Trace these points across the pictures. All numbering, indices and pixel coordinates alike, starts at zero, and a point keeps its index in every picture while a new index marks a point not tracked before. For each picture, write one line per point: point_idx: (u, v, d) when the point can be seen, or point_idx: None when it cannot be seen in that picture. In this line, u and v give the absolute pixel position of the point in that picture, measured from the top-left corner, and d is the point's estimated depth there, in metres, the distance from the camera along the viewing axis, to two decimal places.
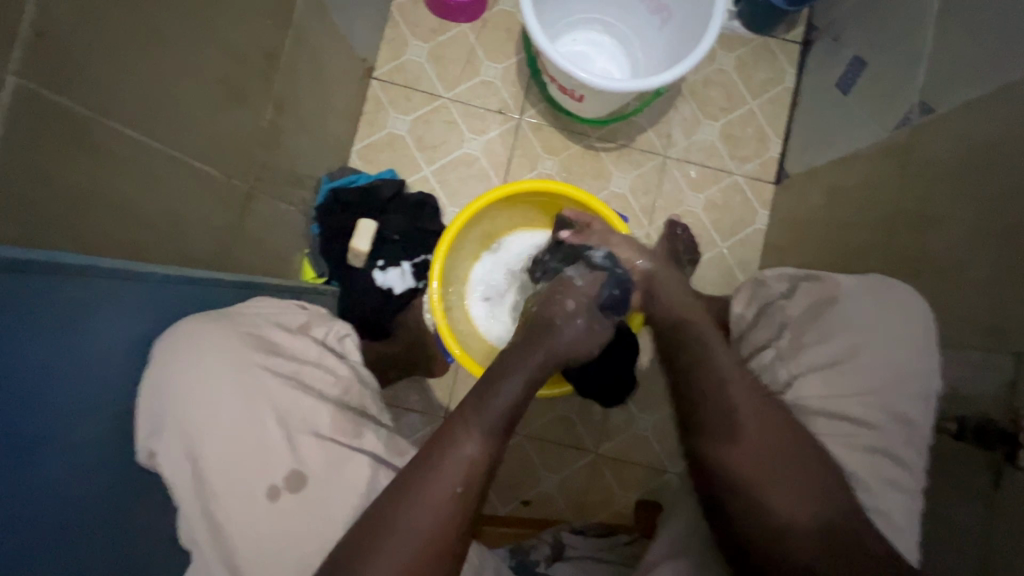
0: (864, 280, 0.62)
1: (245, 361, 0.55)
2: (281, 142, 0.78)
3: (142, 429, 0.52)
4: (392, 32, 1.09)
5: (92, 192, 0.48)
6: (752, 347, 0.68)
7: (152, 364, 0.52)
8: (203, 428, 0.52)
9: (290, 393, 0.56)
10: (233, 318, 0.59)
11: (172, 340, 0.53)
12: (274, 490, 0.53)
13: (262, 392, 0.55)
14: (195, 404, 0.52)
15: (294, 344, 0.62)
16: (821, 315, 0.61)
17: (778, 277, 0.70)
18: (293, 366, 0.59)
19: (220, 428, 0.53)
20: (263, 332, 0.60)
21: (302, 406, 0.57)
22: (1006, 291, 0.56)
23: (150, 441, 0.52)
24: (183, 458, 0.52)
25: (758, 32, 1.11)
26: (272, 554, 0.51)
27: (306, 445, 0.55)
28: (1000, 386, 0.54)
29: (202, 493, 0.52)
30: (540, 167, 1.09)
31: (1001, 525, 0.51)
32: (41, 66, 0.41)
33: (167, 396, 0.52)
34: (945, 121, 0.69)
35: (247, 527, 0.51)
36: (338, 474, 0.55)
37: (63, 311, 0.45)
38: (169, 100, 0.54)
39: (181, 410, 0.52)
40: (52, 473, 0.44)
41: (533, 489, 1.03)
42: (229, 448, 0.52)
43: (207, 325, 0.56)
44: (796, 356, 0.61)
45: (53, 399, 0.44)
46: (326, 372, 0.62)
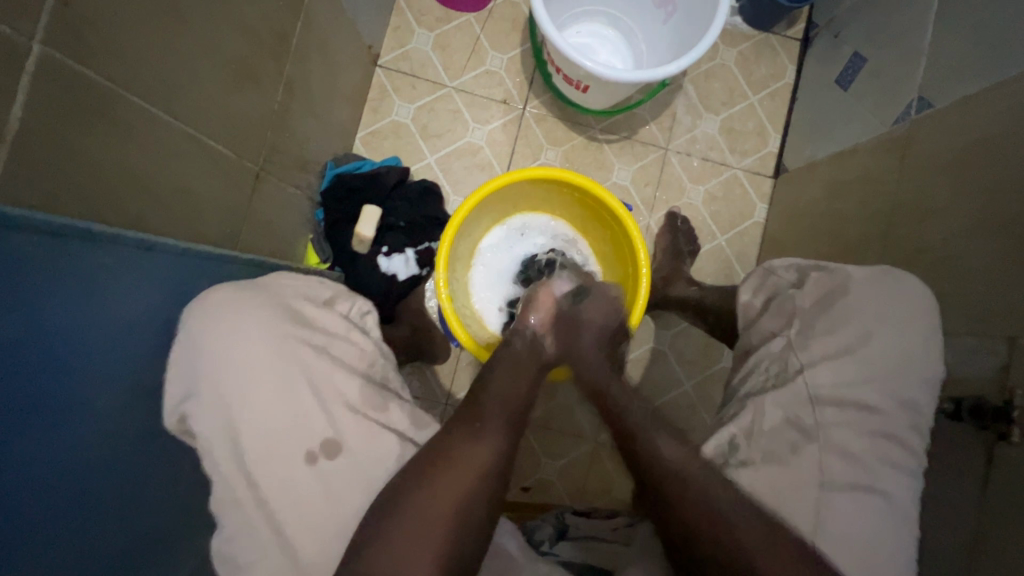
0: (871, 269, 0.64)
1: (279, 331, 0.57)
2: (290, 125, 0.78)
3: (172, 393, 0.53)
4: (398, 19, 1.09)
5: (111, 165, 0.48)
6: (759, 336, 0.68)
7: (190, 329, 0.54)
8: (239, 394, 0.54)
9: (322, 364, 0.57)
10: (265, 290, 0.60)
11: (211, 309, 0.55)
12: (312, 455, 0.54)
13: (295, 361, 0.56)
14: (232, 371, 0.54)
15: (321, 317, 0.62)
16: (831, 304, 0.63)
17: (788, 265, 0.71)
18: (322, 338, 0.60)
19: (256, 394, 0.54)
20: (293, 303, 0.61)
21: (333, 377, 0.58)
22: (999, 279, 0.58)
23: (182, 404, 0.53)
24: (218, 423, 0.53)
25: (760, 28, 1.13)
26: (303, 519, 0.53)
27: (337, 414, 0.56)
28: (993, 369, 0.56)
29: (237, 457, 0.53)
30: (543, 158, 1.10)
31: (993, 502, 0.53)
32: (66, 38, 0.41)
33: (203, 361, 0.53)
34: (942, 116, 0.71)
35: (287, 491, 0.53)
36: (370, 443, 0.57)
37: (82, 280, 0.46)
38: (187, 78, 0.54)
39: (219, 375, 0.53)
40: (71, 442, 0.45)
41: (533, 475, 1.05)
42: (263, 414, 0.54)
43: (239, 295, 0.57)
44: (806, 347, 0.62)
45: (74, 368, 0.45)
46: (352, 346, 0.63)
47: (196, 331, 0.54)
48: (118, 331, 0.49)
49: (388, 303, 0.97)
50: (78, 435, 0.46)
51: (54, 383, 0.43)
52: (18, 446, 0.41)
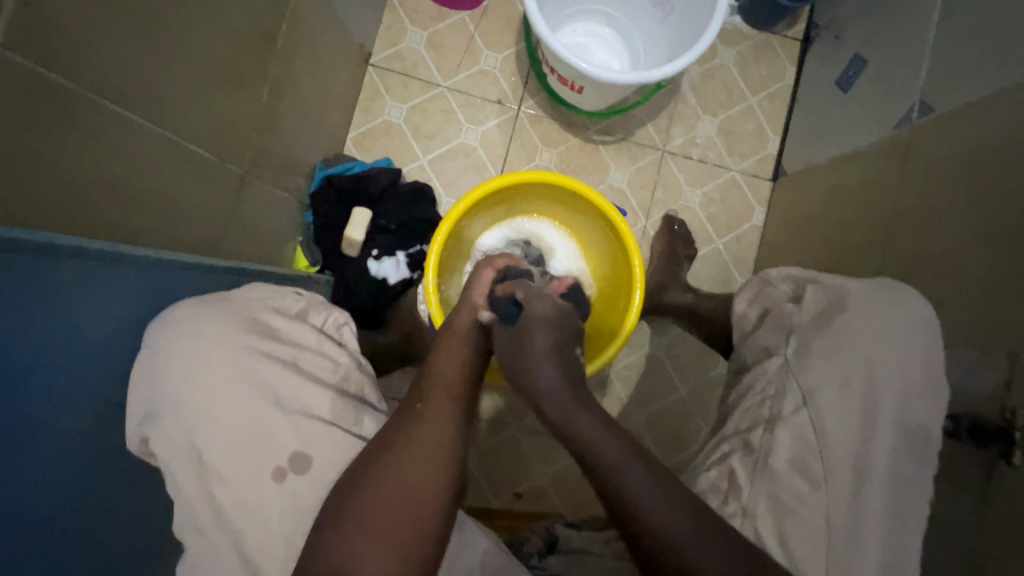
0: (873, 283, 0.62)
1: (246, 344, 0.55)
2: (276, 126, 0.76)
3: (133, 417, 0.51)
4: (390, 18, 1.07)
5: (82, 172, 0.46)
6: (756, 351, 0.67)
7: (148, 347, 0.52)
8: (203, 415, 0.52)
9: (291, 378, 0.56)
10: (233, 302, 0.59)
11: (173, 323, 0.53)
12: (280, 472, 0.53)
13: (261, 377, 0.54)
14: (197, 388, 0.52)
15: (292, 329, 0.61)
16: (829, 321, 0.61)
17: (784, 277, 0.70)
18: (291, 351, 0.58)
19: (223, 413, 0.52)
20: (261, 315, 0.59)
21: (303, 391, 0.56)
22: (1001, 291, 0.56)
23: (146, 429, 0.50)
24: (182, 444, 0.51)
25: (760, 28, 1.11)
26: (277, 539, 0.51)
27: (308, 428, 0.55)
28: (995, 385, 0.55)
29: (204, 478, 0.51)
30: (538, 159, 1.08)
31: (994, 521, 0.52)
32: (31, 40, 0.39)
33: (164, 382, 0.51)
34: (946, 121, 0.69)
35: (252, 513, 0.51)
36: (339, 459, 0.55)
37: (48, 293, 0.44)
38: (164, 80, 0.52)
39: (181, 393, 0.51)
40: (38, 461, 0.43)
41: (526, 483, 1.03)
42: (230, 434, 0.52)
43: (204, 308, 0.55)
44: (803, 366, 0.60)
45: (43, 384, 0.43)
46: (323, 358, 0.61)
47: (157, 350, 0.52)
48: (85, 344, 0.47)
49: (379, 308, 0.95)
50: (47, 454, 0.44)
51: (19, 401, 0.41)
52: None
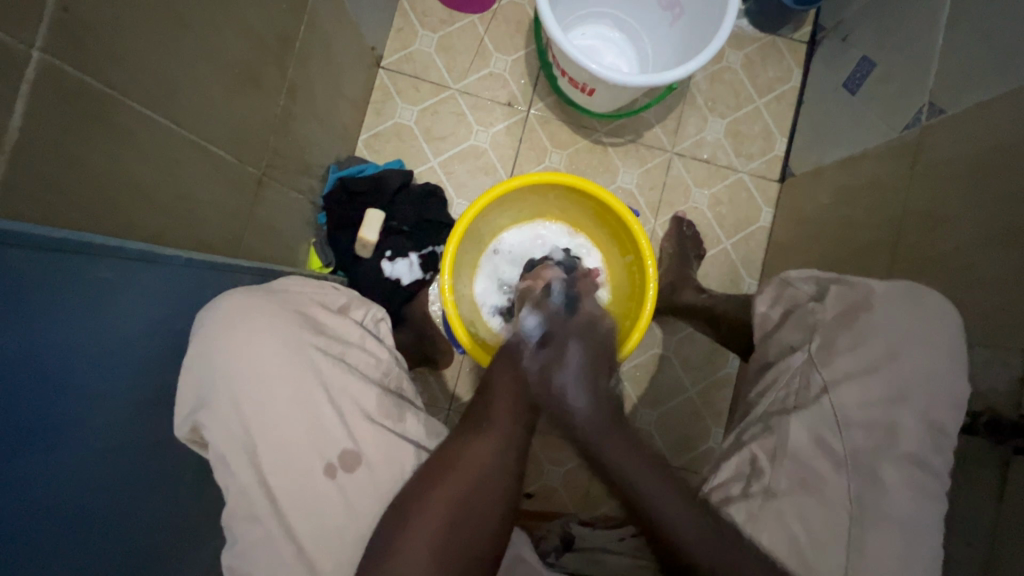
0: (900, 285, 0.61)
1: (296, 338, 0.56)
2: (292, 128, 0.77)
3: (187, 405, 0.52)
4: (401, 21, 1.08)
5: (113, 173, 0.47)
6: (778, 349, 0.68)
7: (199, 335, 0.53)
8: (259, 401, 0.53)
9: (339, 373, 0.57)
10: (281, 295, 0.59)
11: (221, 314, 0.54)
12: (331, 467, 0.53)
13: (312, 370, 0.55)
14: (252, 378, 0.53)
15: (337, 324, 0.62)
16: (855, 318, 0.60)
17: (806, 277, 0.70)
18: (338, 347, 0.59)
19: (275, 404, 0.53)
20: (309, 310, 0.60)
21: (350, 388, 0.57)
22: (1013, 289, 0.57)
23: (199, 414, 0.52)
24: (235, 430, 0.52)
25: (766, 31, 1.12)
26: (327, 532, 0.52)
27: (355, 424, 0.56)
28: (1010, 382, 0.55)
29: (254, 466, 0.52)
30: (547, 161, 1.09)
31: (1008, 515, 0.53)
32: (66, 45, 0.40)
33: (218, 371, 0.52)
34: (955, 122, 0.70)
35: (306, 503, 0.52)
36: (388, 455, 0.56)
37: (82, 291, 0.44)
38: (188, 83, 0.53)
39: (235, 380, 0.52)
40: (68, 457, 0.44)
41: (538, 482, 1.04)
42: (282, 425, 0.53)
43: (254, 300, 0.56)
44: (829, 362, 0.60)
45: (80, 383, 0.44)
46: (366, 354, 0.62)
47: (209, 340, 0.53)
48: (118, 342, 0.48)
49: (392, 307, 0.96)
50: (78, 450, 0.44)
51: (54, 398, 0.42)
52: (14, 467, 0.39)
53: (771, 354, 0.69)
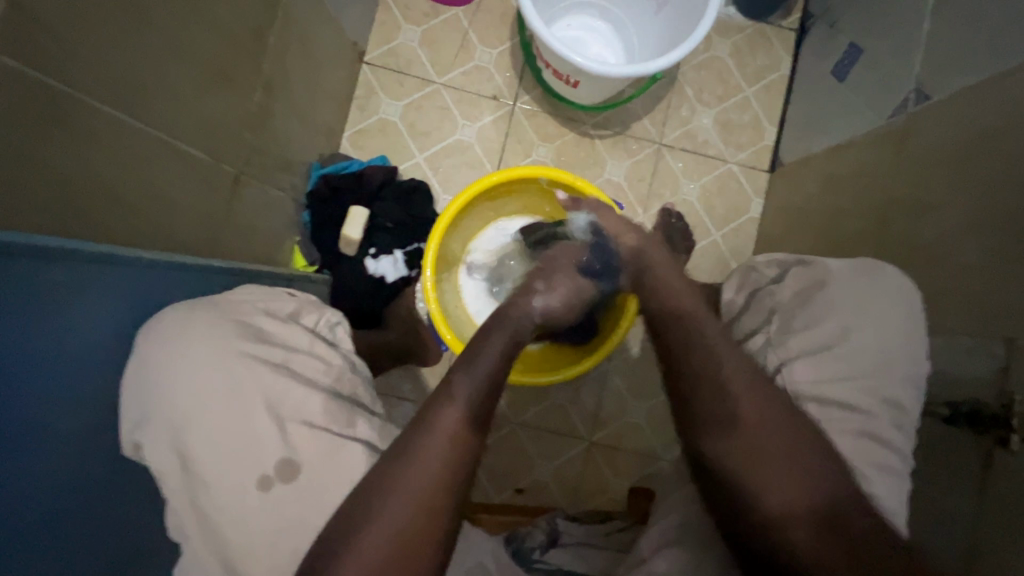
0: (855, 261, 0.62)
1: (234, 349, 0.55)
2: (270, 125, 0.76)
3: (126, 420, 0.50)
4: (384, 15, 1.07)
5: (77, 175, 0.46)
6: (741, 335, 0.66)
7: (134, 351, 0.52)
8: (194, 417, 0.51)
9: (282, 383, 0.56)
10: (223, 306, 0.58)
11: (157, 329, 0.53)
12: (266, 480, 0.52)
13: (254, 382, 0.54)
14: (187, 392, 0.51)
15: (283, 331, 0.61)
16: (809, 299, 0.60)
17: (769, 262, 0.69)
18: (283, 355, 0.58)
19: (211, 418, 0.52)
20: (252, 319, 0.59)
21: (293, 397, 0.56)
22: (998, 278, 0.56)
23: (136, 432, 0.50)
24: (170, 448, 0.51)
25: (754, 19, 1.10)
26: (266, 545, 0.51)
27: (296, 433, 0.54)
28: (991, 371, 0.55)
29: (190, 484, 0.51)
30: (534, 155, 1.08)
31: (991, 507, 0.52)
32: (22, 43, 0.39)
33: (147, 385, 0.51)
34: (942, 108, 0.69)
35: (239, 520, 0.51)
36: (332, 463, 0.55)
37: (42, 295, 0.43)
38: (155, 80, 0.52)
39: (167, 397, 0.51)
40: (31, 467, 0.43)
41: (528, 478, 1.04)
42: (220, 439, 0.51)
43: (196, 314, 0.55)
44: (784, 344, 0.59)
45: (42, 389, 0.43)
46: (316, 361, 0.61)
47: (149, 357, 0.51)
48: (80, 347, 0.47)
49: (378, 305, 0.95)
50: (37, 458, 0.43)
51: (15, 407, 0.41)
52: None
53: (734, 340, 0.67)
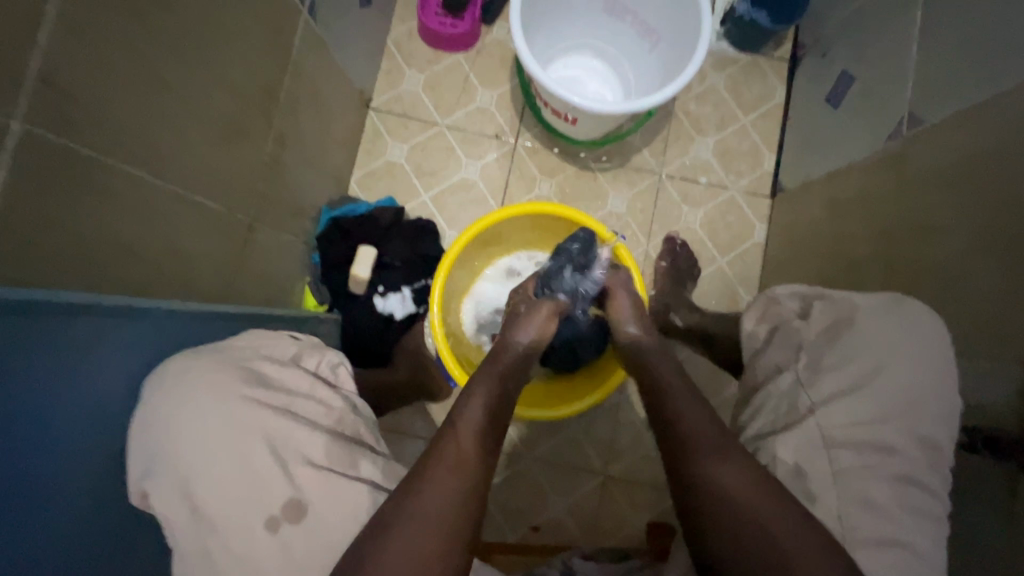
0: (881, 297, 0.61)
1: (233, 394, 0.54)
2: (281, 174, 0.79)
3: (133, 470, 0.50)
4: (389, 63, 1.12)
5: (98, 233, 0.48)
6: (766, 371, 0.64)
7: (142, 400, 0.51)
8: (197, 462, 0.50)
9: (286, 423, 0.55)
10: (224, 353, 0.58)
11: (161, 378, 0.52)
12: (274, 521, 0.51)
13: (252, 424, 0.53)
14: (187, 439, 0.50)
15: (284, 376, 0.60)
16: (839, 336, 0.59)
17: (791, 294, 0.68)
18: (283, 398, 0.58)
19: (215, 465, 0.50)
20: (254, 365, 0.59)
21: (295, 437, 0.55)
22: (1007, 299, 0.55)
23: (143, 481, 0.49)
24: (178, 497, 0.49)
25: (747, 51, 1.14)
26: None
27: (300, 474, 0.54)
28: (1008, 395, 0.54)
29: (200, 527, 0.50)
30: (537, 190, 1.11)
31: (1022, 540, 0.50)
32: (49, 113, 0.41)
33: (157, 432, 0.50)
34: (937, 132, 0.70)
35: (254, 563, 0.50)
36: (333, 503, 0.54)
37: (63, 346, 0.45)
38: (171, 138, 0.55)
39: (172, 445, 0.49)
40: (50, 519, 0.43)
41: (543, 515, 1.02)
42: (225, 484, 0.50)
43: (195, 361, 0.55)
44: (815, 383, 0.58)
45: (62, 438, 0.44)
46: (317, 404, 0.61)
47: (151, 402, 0.51)
48: (101, 397, 0.48)
49: (387, 343, 0.96)
50: (58, 511, 0.44)
51: (37, 458, 0.42)
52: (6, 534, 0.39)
53: (756, 377, 0.66)
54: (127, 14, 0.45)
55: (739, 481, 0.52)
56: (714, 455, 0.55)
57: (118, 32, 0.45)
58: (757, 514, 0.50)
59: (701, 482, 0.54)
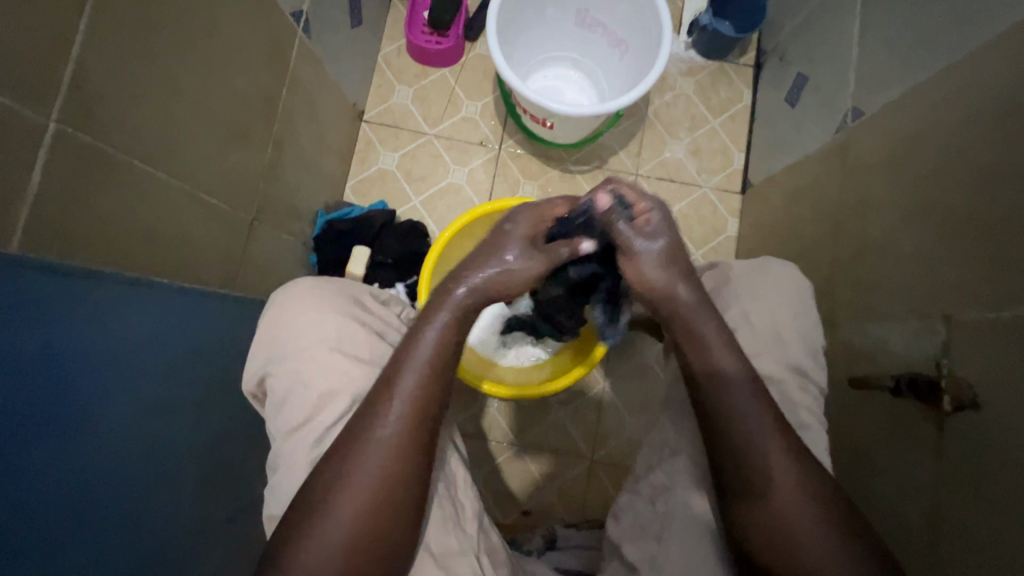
0: (753, 259, 0.68)
1: (349, 310, 0.62)
2: (280, 177, 0.87)
3: (264, 358, 0.60)
4: (380, 78, 1.20)
5: (119, 219, 0.55)
6: None
7: (272, 306, 0.62)
8: (318, 353, 0.58)
9: (381, 345, 0.62)
10: (341, 282, 0.67)
11: (294, 292, 0.62)
12: None
13: (359, 336, 0.61)
14: (312, 334, 0.59)
15: (384, 311, 0.68)
16: (718, 293, 0.67)
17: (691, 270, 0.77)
18: (380, 326, 0.65)
19: (333, 358, 0.58)
20: (363, 294, 0.67)
21: (387, 356, 0.62)
22: (932, 262, 0.61)
23: (267, 365, 0.59)
24: (294, 378, 0.58)
25: (714, 59, 1.22)
26: None
27: None
28: (934, 347, 0.59)
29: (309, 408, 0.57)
30: (520, 192, 1.17)
31: (950, 475, 0.54)
32: (78, 113, 0.48)
33: (288, 328, 0.60)
34: (875, 120, 0.77)
35: None
36: None
37: (93, 312, 0.51)
38: (182, 137, 0.62)
39: (300, 337, 0.59)
40: (82, 465, 0.49)
41: (534, 499, 1.06)
42: (336, 375, 0.58)
43: (321, 282, 0.64)
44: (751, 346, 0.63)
45: (95, 393, 0.50)
46: (404, 340, 0.68)
47: (286, 306, 0.61)
48: (127, 363, 0.54)
49: None
50: (91, 459, 0.49)
51: (75, 409, 0.48)
52: (46, 474, 0.45)
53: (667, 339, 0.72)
54: (146, 31, 0.53)
55: (770, 486, 0.51)
56: (766, 489, 0.51)
57: (138, 44, 0.52)
58: (770, 514, 0.50)
59: (762, 513, 0.50)
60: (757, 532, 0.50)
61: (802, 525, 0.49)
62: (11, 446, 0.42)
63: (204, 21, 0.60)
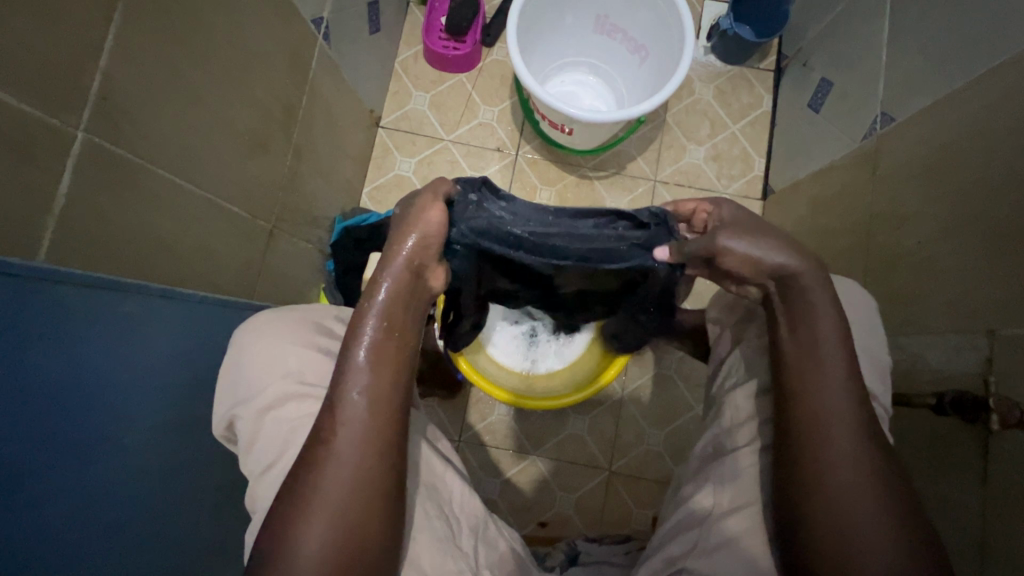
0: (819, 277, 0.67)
1: (309, 340, 0.61)
2: (299, 184, 0.86)
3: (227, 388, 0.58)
4: (396, 85, 1.20)
5: (142, 228, 0.54)
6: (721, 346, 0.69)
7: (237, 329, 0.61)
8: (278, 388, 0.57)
9: None
10: (302, 310, 0.65)
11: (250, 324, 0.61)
12: None
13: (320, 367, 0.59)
14: (272, 368, 0.58)
15: None
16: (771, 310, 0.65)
17: None
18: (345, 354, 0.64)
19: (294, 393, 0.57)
20: (326, 323, 0.66)
21: None
22: (971, 275, 0.59)
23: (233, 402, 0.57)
24: (258, 416, 0.56)
25: (734, 64, 1.20)
26: None
27: None
28: (977, 363, 0.57)
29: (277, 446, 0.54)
30: (538, 198, 1.16)
31: (995, 497, 0.52)
32: (104, 124, 0.48)
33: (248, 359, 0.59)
34: (906, 128, 0.75)
35: None
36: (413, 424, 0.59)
37: (116, 323, 0.50)
38: (204, 146, 0.61)
39: (259, 372, 0.58)
40: (101, 479, 0.48)
41: (551, 510, 1.04)
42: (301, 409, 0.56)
43: (279, 312, 0.63)
44: None
45: (117, 405, 0.50)
46: None
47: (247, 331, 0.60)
48: (149, 374, 0.54)
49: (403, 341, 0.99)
50: (111, 473, 0.49)
51: (97, 422, 0.47)
52: (66, 488, 0.44)
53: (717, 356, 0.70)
54: (169, 40, 0.52)
55: (833, 478, 0.48)
56: (826, 486, 0.47)
57: (163, 53, 0.52)
58: (831, 512, 0.47)
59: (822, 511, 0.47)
60: (817, 535, 0.46)
61: (865, 521, 0.46)
62: (32, 462, 0.41)
63: (227, 30, 0.60)
